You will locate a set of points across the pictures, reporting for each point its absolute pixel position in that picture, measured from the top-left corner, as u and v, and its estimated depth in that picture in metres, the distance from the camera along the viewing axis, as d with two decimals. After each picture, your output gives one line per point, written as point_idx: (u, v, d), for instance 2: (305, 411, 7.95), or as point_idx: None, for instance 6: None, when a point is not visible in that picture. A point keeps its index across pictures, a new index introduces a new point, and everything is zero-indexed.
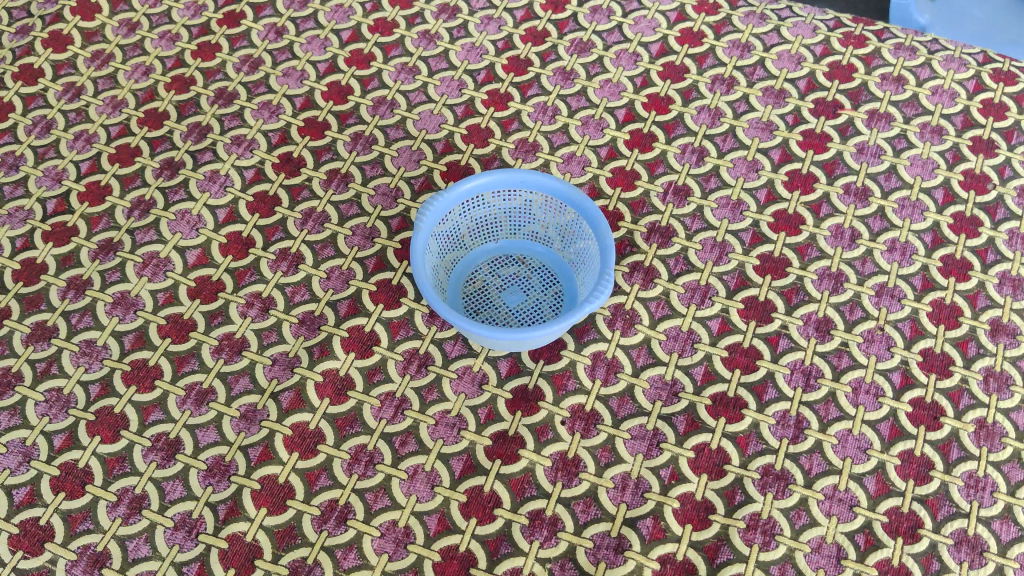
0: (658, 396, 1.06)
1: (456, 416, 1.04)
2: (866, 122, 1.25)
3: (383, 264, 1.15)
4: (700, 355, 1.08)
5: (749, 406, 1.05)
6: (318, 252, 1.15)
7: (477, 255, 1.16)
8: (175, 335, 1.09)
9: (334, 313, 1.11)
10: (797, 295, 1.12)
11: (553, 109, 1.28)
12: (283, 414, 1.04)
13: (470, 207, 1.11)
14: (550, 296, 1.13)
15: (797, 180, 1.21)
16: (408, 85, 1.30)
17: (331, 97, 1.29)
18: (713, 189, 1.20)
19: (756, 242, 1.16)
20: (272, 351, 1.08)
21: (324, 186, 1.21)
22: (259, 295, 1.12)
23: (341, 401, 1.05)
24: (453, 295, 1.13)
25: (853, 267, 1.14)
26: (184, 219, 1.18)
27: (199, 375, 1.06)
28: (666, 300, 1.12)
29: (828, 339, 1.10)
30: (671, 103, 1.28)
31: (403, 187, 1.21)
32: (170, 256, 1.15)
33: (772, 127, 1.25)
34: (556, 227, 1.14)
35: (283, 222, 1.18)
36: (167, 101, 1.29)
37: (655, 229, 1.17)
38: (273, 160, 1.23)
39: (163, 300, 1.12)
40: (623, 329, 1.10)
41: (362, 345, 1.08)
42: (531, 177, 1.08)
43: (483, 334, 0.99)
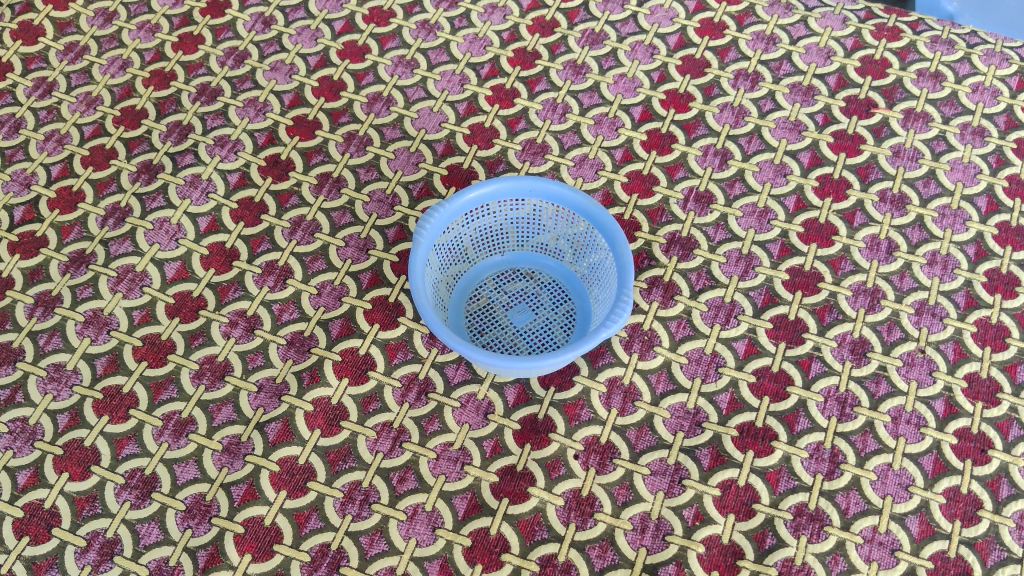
0: (680, 426, 0.97)
1: (459, 449, 0.95)
2: (903, 122, 1.16)
3: (379, 279, 1.05)
4: (725, 381, 1.00)
5: (779, 438, 0.96)
6: (308, 265, 1.06)
7: (481, 269, 1.07)
8: (152, 358, 1.00)
9: (325, 334, 1.01)
10: (829, 314, 1.03)
11: (563, 107, 1.18)
12: (269, 448, 0.95)
13: (474, 218, 1.02)
14: (562, 315, 1.04)
15: (828, 186, 1.11)
16: (406, 80, 1.20)
17: (322, 93, 1.19)
18: (738, 195, 1.11)
19: (786, 254, 1.07)
20: (258, 377, 0.99)
21: (315, 192, 1.11)
22: (243, 313, 1.03)
23: (333, 433, 0.96)
24: (455, 314, 1.04)
25: (890, 282, 1.05)
26: (163, 228, 1.08)
27: (178, 403, 0.97)
28: (688, 319, 1.03)
29: (864, 363, 1.01)
30: (691, 101, 1.18)
31: (400, 192, 1.12)
32: (147, 270, 1.06)
33: (800, 127, 1.16)
34: (567, 239, 1.05)
35: (270, 231, 1.08)
36: (145, 99, 1.19)
37: (675, 240, 1.08)
38: (259, 163, 1.13)
39: (139, 319, 1.02)
40: (641, 352, 1.01)
41: (356, 370, 0.99)
42: (541, 185, 0.99)
43: (489, 363, 0.90)
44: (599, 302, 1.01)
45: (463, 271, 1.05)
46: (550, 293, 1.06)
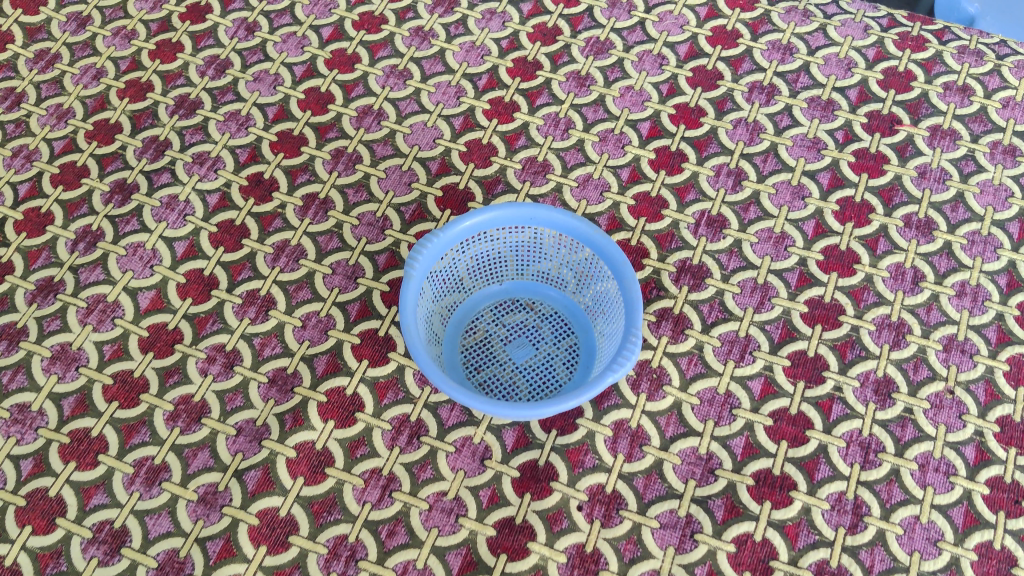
0: (692, 474, 0.90)
1: (453, 499, 0.88)
2: (929, 140, 1.08)
3: (368, 310, 0.98)
4: (739, 424, 0.93)
5: (799, 488, 0.89)
6: (292, 295, 0.99)
7: (478, 299, 0.99)
8: (123, 398, 0.93)
9: (310, 371, 0.94)
10: (851, 350, 0.96)
11: (566, 122, 1.11)
12: (248, 498, 0.88)
13: (470, 247, 0.95)
14: (564, 350, 0.97)
15: (849, 210, 1.04)
16: (398, 92, 1.13)
17: (309, 106, 1.12)
18: (753, 220, 1.03)
19: (804, 284, 1.00)
20: (237, 419, 0.92)
21: (300, 214, 1.04)
22: (222, 347, 0.96)
23: (317, 482, 0.89)
24: (449, 349, 0.97)
25: (916, 315, 0.98)
26: (137, 254, 1.01)
27: (150, 448, 0.90)
28: (700, 355, 0.96)
29: (888, 405, 0.94)
30: (703, 116, 1.11)
31: (391, 215, 1.04)
32: (120, 300, 0.98)
33: (819, 145, 1.08)
34: (570, 268, 0.97)
35: (252, 257, 1.01)
36: (120, 111, 1.11)
37: (686, 268, 1.01)
38: (241, 182, 1.06)
39: (110, 355, 0.95)
40: (649, 392, 0.94)
41: (343, 412, 0.92)
42: (542, 212, 0.92)
43: (486, 409, 0.83)
44: (604, 338, 0.94)
45: (458, 302, 0.98)
46: (552, 325, 0.99)
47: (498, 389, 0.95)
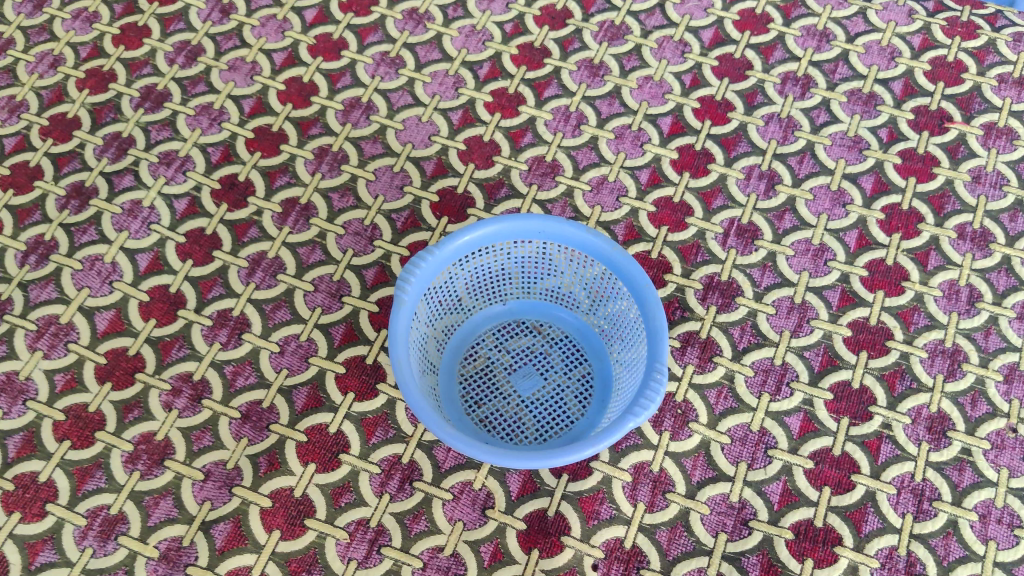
0: (722, 526, 0.80)
1: (450, 556, 0.78)
2: (983, 140, 0.97)
3: (354, 334, 0.87)
4: (776, 467, 0.82)
5: (844, 543, 0.79)
6: (269, 316, 0.87)
7: (479, 321, 0.88)
8: (76, 437, 0.82)
9: (288, 406, 0.83)
10: (901, 381, 0.85)
11: (577, 117, 0.99)
12: (216, 557, 0.77)
13: (470, 264, 0.83)
14: (576, 381, 0.86)
15: (896, 219, 0.92)
16: (390, 82, 1.01)
17: (289, 98, 1.00)
18: (789, 230, 0.92)
19: (847, 304, 0.88)
20: (205, 461, 0.81)
21: (278, 222, 0.92)
22: (189, 377, 0.84)
23: (295, 536, 0.78)
24: (446, 380, 0.85)
25: (973, 340, 0.87)
26: (94, 268, 0.90)
27: (106, 495, 0.79)
28: (730, 387, 0.85)
29: (943, 445, 0.82)
30: (730, 110, 0.99)
31: (381, 223, 0.93)
32: (74, 321, 0.87)
33: (861, 144, 0.97)
34: (584, 287, 0.86)
35: (224, 272, 0.90)
36: (79, 104, 0.99)
37: (713, 285, 0.90)
38: (213, 185, 0.94)
39: (62, 386, 0.84)
40: (674, 430, 0.83)
41: (324, 454, 0.81)
42: (552, 225, 0.79)
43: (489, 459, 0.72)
44: (622, 368, 0.82)
45: (456, 325, 0.87)
46: (562, 351, 0.88)
47: (502, 427, 0.84)
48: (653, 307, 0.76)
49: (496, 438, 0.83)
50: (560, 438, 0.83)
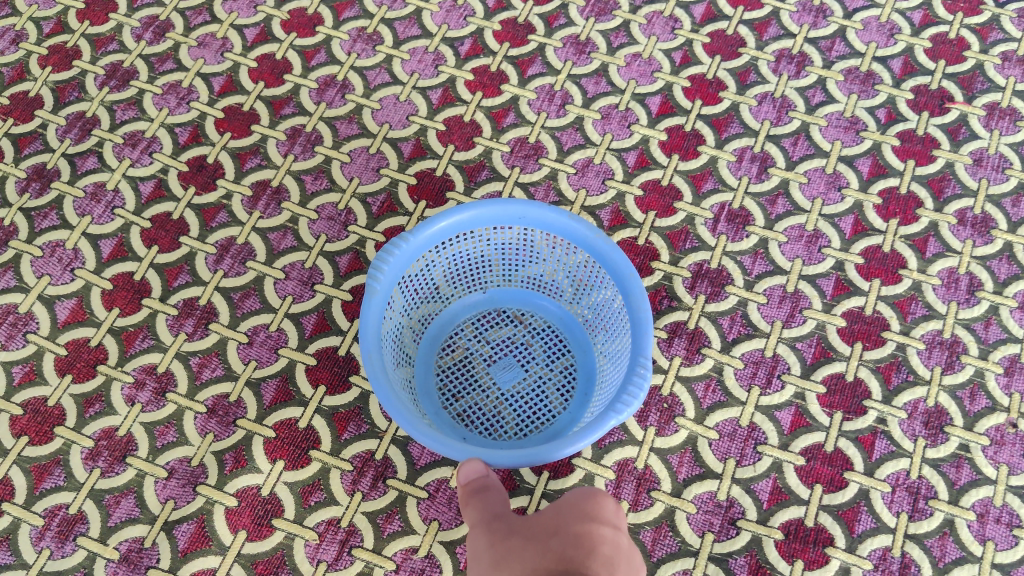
0: (709, 525, 0.76)
1: (425, 558, 0.74)
2: (985, 121, 0.93)
3: (327, 324, 0.83)
4: (766, 464, 0.78)
5: (836, 544, 0.76)
6: (237, 305, 0.83)
7: (457, 311, 0.84)
8: (34, 432, 0.78)
9: (256, 400, 0.79)
10: (897, 374, 0.82)
11: (562, 96, 0.95)
12: (179, 559, 0.74)
13: (448, 251, 0.79)
14: (558, 374, 0.82)
15: (894, 203, 0.89)
16: (366, 59, 0.97)
17: (261, 76, 0.95)
18: (782, 215, 0.88)
19: (841, 293, 0.85)
20: (168, 458, 0.77)
21: (248, 206, 0.88)
22: (153, 369, 0.81)
23: (262, 537, 0.75)
24: (422, 372, 0.82)
25: (973, 331, 0.83)
26: (55, 255, 0.86)
27: (65, 494, 0.76)
28: (719, 380, 0.81)
29: (941, 442, 0.79)
30: (722, 90, 0.95)
31: (356, 207, 0.89)
32: (34, 311, 0.83)
33: (858, 125, 0.93)
34: (567, 276, 0.81)
35: (190, 259, 0.86)
36: (41, 83, 0.95)
37: (702, 273, 0.86)
38: (180, 167, 0.90)
39: (20, 379, 0.80)
40: (659, 425, 0.80)
41: (294, 450, 0.77)
42: (532, 211, 0.75)
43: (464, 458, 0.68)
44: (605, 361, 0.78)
45: (432, 315, 0.83)
46: (544, 342, 0.84)
47: (480, 422, 0.80)
48: (638, 299, 0.72)
49: (474, 433, 0.80)
50: (541, 433, 0.79)
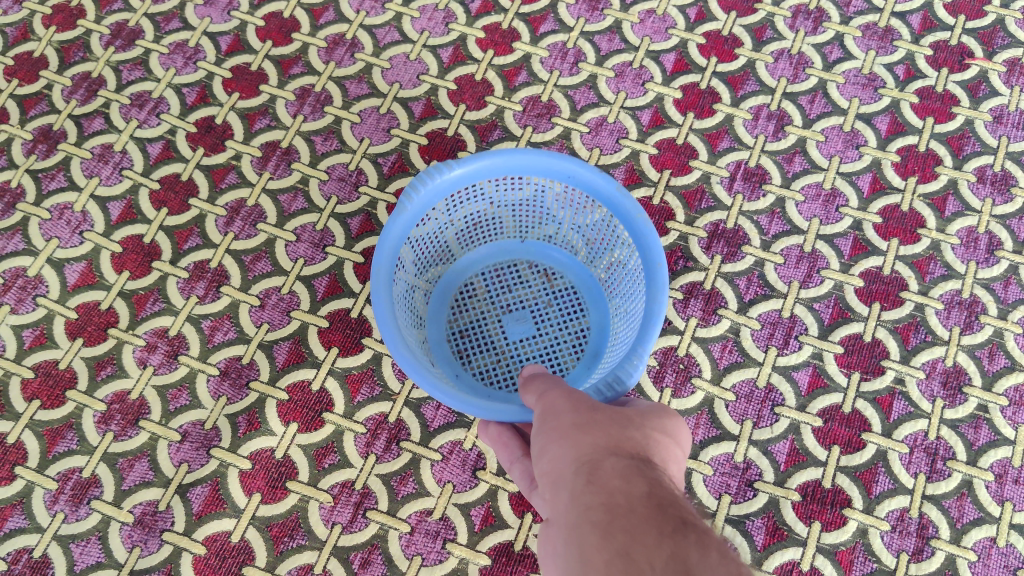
0: (726, 487, 0.76)
1: (440, 520, 0.74)
2: (1005, 77, 0.91)
3: (339, 286, 0.82)
4: (784, 426, 0.78)
5: (854, 505, 0.75)
6: (248, 267, 0.83)
7: (491, 252, 0.81)
8: (46, 396, 0.78)
9: (269, 362, 0.79)
10: (915, 335, 0.81)
11: (575, 54, 0.93)
12: (193, 522, 0.74)
13: (490, 192, 0.75)
14: (566, 344, 0.79)
15: (913, 161, 0.87)
16: (376, 17, 0.95)
17: (269, 35, 0.94)
18: (799, 173, 0.87)
19: (859, 253, 0.84)
20: (181, 421, 0.77)
21: (258, 167, 0.87)
22: (164, 332, 0.80)
23: (276, 499, 0.74)
24: (437, 303, 0.80)
25: (992, 291, 0.82)
26: (63, 217, 0.85)
27: (78, 458, 0.75)
28: (736, 341, 0.81)
29: (959, 403, 0.78)
30: (738, 47, 0.93)
31: (367, 167, 0.87)
32: (43, 274, 0.82)
33: (876, 82, 0.91)
34: (603, 250, 0.77)
35: (201, 221, 0.85)
36: (46, 43, 0.93)
37: (719, 233, 0.85)
38: (188, 128, 0.89)
39: (31, 342, 0.80)
40: (676, 386, 0.79)
41: (307, 413, 0.77)
42: (584, 174, 0.70)
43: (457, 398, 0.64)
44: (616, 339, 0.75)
45: (463, 249, 0.80)
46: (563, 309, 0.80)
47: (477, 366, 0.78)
48: (656, 291, 0.67)
49: (468, 374, 0.78)
50: None
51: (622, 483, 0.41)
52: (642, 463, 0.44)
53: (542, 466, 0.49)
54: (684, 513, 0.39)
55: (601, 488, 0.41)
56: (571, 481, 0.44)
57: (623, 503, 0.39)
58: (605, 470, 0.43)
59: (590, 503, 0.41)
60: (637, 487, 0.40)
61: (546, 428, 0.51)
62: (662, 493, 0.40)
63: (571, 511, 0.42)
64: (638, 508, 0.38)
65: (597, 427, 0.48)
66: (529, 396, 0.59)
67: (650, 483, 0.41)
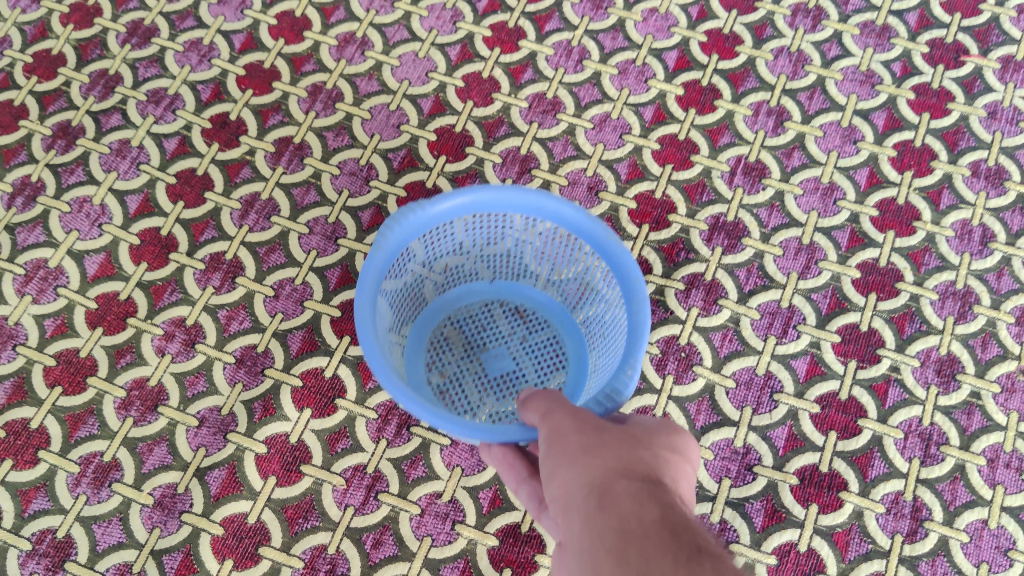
0: (726, 471, 0.78)
1: (448, 502, 0.77)
2: (1000, 74, 0.93)
3: (350, 277, 0.85)
4: (782, 412, 0.80)
5: (850, 489, 0.77)
6: (263, 259, 0.85)
7: (459, 294, 0.78)
8: (68, 383, 0.80)
9: (283, 350, 0.81)
10: (910, 324, 0.83)
11: (580, 52, 0.95)
12: (211, 504, 0.76)
13: (454, 234, 0.72)
14: (547, 376, 0.76)
15: (908, 156, 0.90)
16: (385, 16, 0.97)
17: (281, 33, 0.96)
18: (797, 168, 0.89)
19: (856, 245, 0.86)
20: (199, 407, 0.79)
21: (271, 162, 0.90)
22: (182, 322, 0.83)
23: (291, 482, 0.77)
24: (413, 353, 0.76)
25: (985, 282, 0.85)
26: (82, 211, 0.87)
27: (99, 442, 0.78)
28: (735, 330, 0.83)
29: (953, 389, 0.81)
30: (738, 44, 0.95)
31: (377, 162, 0.90)
32: (63, 266, 0.85)
33: (873, 79, 0.93)
34: (575, 279, 0.74)
35: (216, 214, 0.87)
36: (64, 41, 0.96)
37: (719, 226, 0.87)
38: (203, 124, 0.92)
39: (52, 331, 0.82)
40: (677, 373, 0.82)
41: (320, 399, 0.80)
42: (548, 203, 0.67)
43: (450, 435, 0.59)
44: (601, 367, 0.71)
45: (433, 292, 0.77)
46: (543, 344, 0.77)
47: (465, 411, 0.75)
48: (638, 306, 0.63)
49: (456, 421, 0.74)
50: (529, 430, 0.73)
51: (635, 508, 0.42)
52: (654, 485, 0.45)
53: (551, 488, 0.50)
54: (698, 537, 0.40)
55: (614, 514, 0.42)
56: (583, 506, 0.45)
57: (637, 530, 0.40)
58: (618, 494, 0.44)
59: (604, 528, 0.42)
60: (649, 512, 0.41)
61: (552, 449, 0.52)
62: (676, 518, 0.41)
63: (583, 533, 0.43)
64: (653, 535, 0.39)
65: (605, 448, 0.49)
66: (527, 416, 0.58)
67: (662, 508, 0.42)
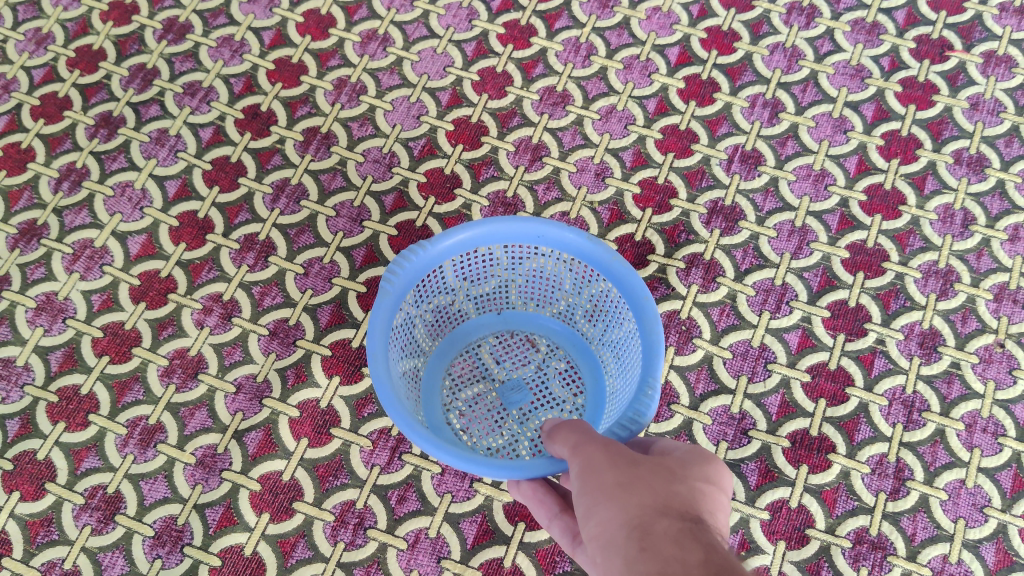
0: (723, 435, 0.85)
1: None
2: (982, 68, 0.99)
3: (375, 256, 0.91)
4: (775, 381, 0.86)
5: (837, 451, 0.84)
6: (293, 239, 0.92)
7: (469, 329, 0.84)
8: (114, 353, 0.87)
9: (313, 322, 0.88)
10: (895, 300, 0.89)
11: (587, 48, 1.02)
12: (249, 463, 0.83)
13: (462, 266, 0.78)
14: (562, 396, 0.81)
15: (895, 145, 0.96)
16: (405, 14, 1.04)
17: (308, 30, 1.03)
18: (791, 156, 0.96)
19: (845, 227, 0.92)
20: (236, 375, 0.86)
21: (300, 150, 0.96)
22: (219, 297, 0.89)
23: (321, 443, 0.83)
24: (431, 386, 0.81)
25: (966, 262, 0.91)
26: (125, 194, 0.94)
27: (145, 407, 0.85)
28: (733, 306, 0.89)
29: (934, 360, 0.87)
30: (736, 40, 1.02)
31: (399, 150, 0.96)
32: (108, 245, 0.91)
33: (863, 73, 1.00)
34: (581, 303, 0.81)
35: (249, 198, 0.94)
36: (104, 37, 1.02)
37: (717, 210, 0.93)
38: (236, 115, 0.98)
39: (99, 305, 0.89)
40: (679, 346, 0.88)
41: (348, 367, 0.86)
42: (551, 230, 0.73)
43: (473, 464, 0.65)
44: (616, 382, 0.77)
45: (447, 327, 0.82)
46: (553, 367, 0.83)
47: (484, 437, 0.80)
48: (649, 322, 0.69)
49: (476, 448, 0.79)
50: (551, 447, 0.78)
51: (676, 550, 0.46)
52: (693, 525, 0.49)
53: (589, 527, 0.54)
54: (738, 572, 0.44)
55: (657, 556, 0.46)
56: (625, 547, 0.49)
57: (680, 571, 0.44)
58: (658, 536, 0.48)
59: (648, 569, 0.46)
60: (692, 554, 0.45)
61: (588, 488, 0.56)
62: (715, 556, 0.45)
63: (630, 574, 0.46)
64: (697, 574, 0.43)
65: (640, 488, 0.53)
66: (556, 449, 0.62)
67: (701, 548, 0.46)
